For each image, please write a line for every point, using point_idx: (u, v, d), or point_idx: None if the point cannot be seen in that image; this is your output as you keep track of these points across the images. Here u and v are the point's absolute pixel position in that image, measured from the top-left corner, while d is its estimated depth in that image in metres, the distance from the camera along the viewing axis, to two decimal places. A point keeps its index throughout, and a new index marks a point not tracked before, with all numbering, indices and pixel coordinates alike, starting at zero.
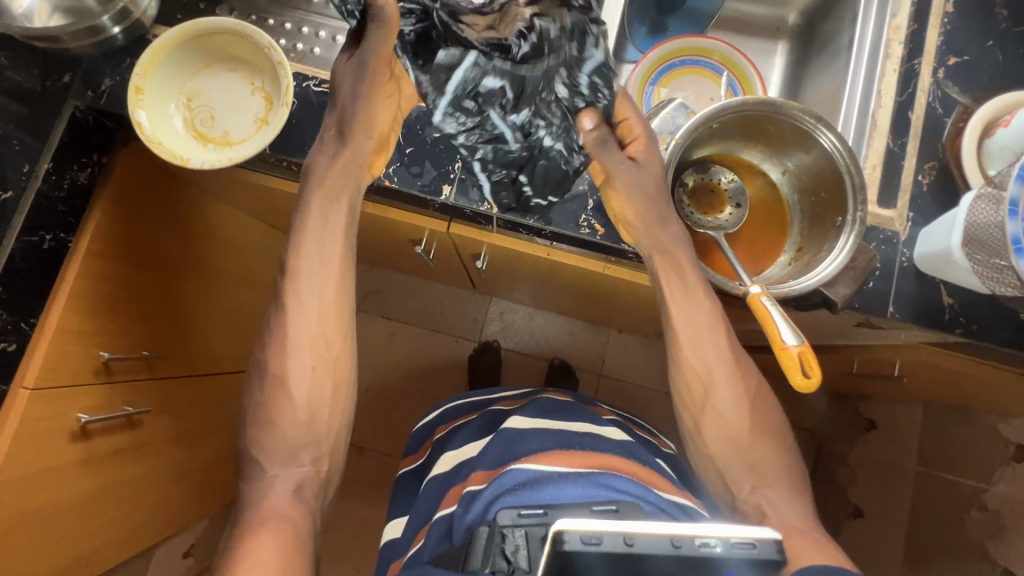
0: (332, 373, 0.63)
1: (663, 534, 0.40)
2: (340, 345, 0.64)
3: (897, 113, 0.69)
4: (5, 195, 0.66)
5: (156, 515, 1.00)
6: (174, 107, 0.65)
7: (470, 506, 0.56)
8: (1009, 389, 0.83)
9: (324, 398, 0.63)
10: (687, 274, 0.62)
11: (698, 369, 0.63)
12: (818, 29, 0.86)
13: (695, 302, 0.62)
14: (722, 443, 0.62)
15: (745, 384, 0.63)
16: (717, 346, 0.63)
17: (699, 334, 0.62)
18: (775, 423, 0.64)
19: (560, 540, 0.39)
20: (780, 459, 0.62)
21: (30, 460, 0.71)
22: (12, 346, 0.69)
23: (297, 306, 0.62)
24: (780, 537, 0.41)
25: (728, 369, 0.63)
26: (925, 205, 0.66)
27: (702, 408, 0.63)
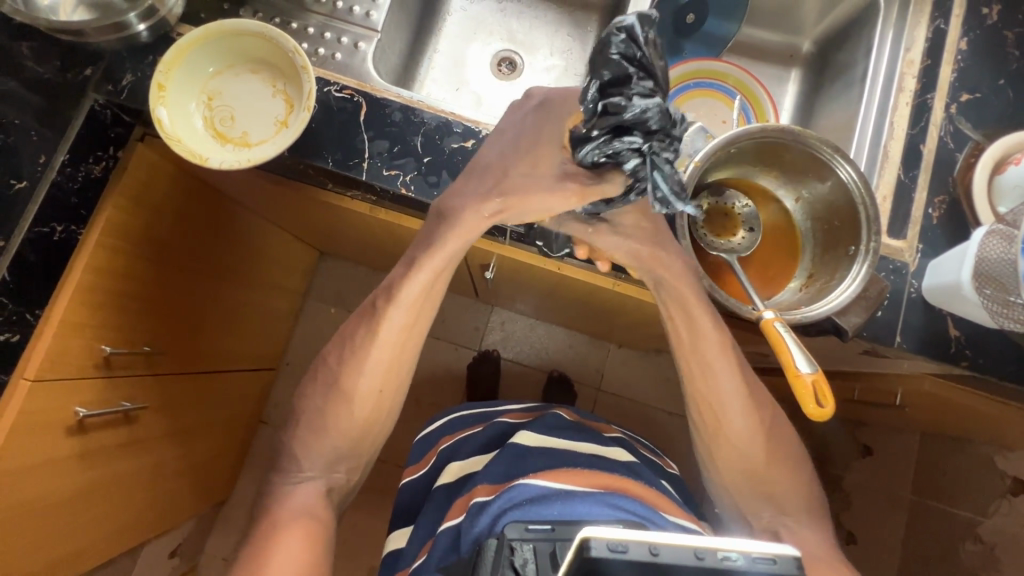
0: (366, 369, 0.64)
1: (687, 546, 0.40)
2: (405, 369, 0.67)
3: (908, 146, 0.70)
4: (19, 184, 0.67)
5: (146, 514, 0.98)
6: (195, 106, 0.65)
7: (477, 518, 0.56)
8: (1008, 421, 0.84)
9: (378, 414, 0.67)
10: (695, 312, 0.61)
11: (714, 402, 0.65)
12: (831, 59, 0.87)
13: (705, 337, 0.62)
14: (737, 468, 0.66)
15: (762, 415, 0.65)
16: (729, 382, 0.63)
17: (710, 369, 0.63)
18: (789, 449, 0.66)
19: (586, 547, 0.39)
20: (795, 488, 0.65)
21: (28, 452, 0.70)
22: (15, 336, 0.69)
23: (387, 331, 0.63)
24: (799, 554, 0.41)
25: (742, 401, 0.64)
26: (934, 237, 0.67)
27: (715, 438, 0.66)
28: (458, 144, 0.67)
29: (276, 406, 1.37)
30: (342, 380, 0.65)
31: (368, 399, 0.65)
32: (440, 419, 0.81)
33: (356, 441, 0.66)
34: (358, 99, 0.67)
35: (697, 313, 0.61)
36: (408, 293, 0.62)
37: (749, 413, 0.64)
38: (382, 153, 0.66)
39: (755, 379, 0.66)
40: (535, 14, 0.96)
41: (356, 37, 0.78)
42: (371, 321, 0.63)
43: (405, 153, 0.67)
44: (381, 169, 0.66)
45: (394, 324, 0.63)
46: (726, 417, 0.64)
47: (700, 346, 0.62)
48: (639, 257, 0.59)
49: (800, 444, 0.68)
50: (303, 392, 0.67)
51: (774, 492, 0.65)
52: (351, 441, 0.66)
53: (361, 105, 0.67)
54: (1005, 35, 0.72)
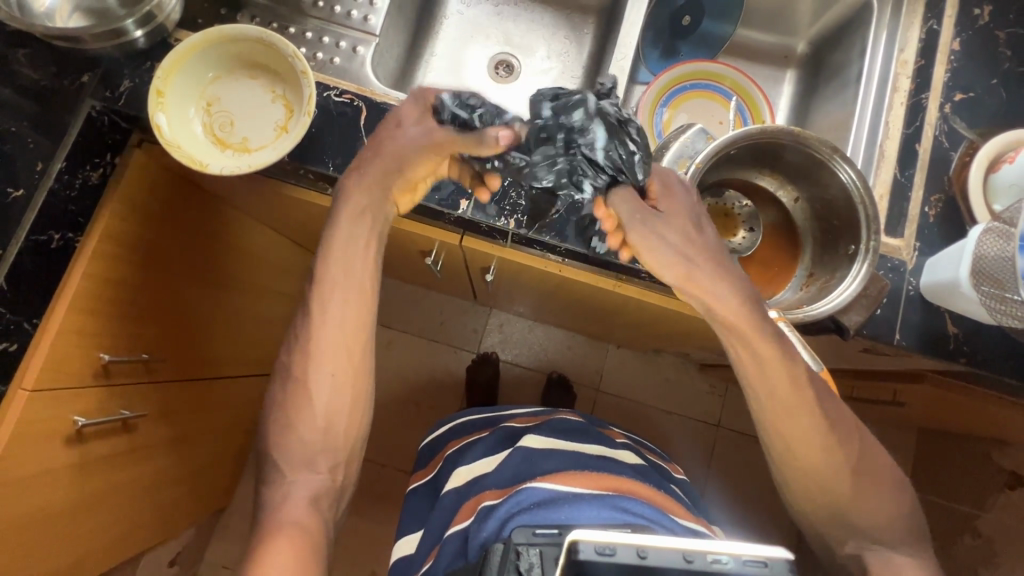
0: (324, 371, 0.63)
1: (677, 549, 0.42)
2: (359, 352, 0.64)
3: (904, 145, 0.70)
4: (17, 193, 0.66)
5: (146, 523, 0.98)
6: (195, 112, 0.65)
7: (484, 522, 0.56)
8: (1005, 416, 0.85)
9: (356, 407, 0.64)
10: (759, 346, 0.56)
11: (790, 440, 0.59)
12: (826, 59, 0.88)
13: (774, 373, 0.57)
14: (817, 500, 0.60)
15: (845, 446, 0.58)
16: (804, 418, 0.57)
17: (781, 403, 0.57)
18: (887, 482, 0.59)
19: (575, 549, 0.41)
20: (889, 517, 0.58)
21: (28, 462, 0.69)
22: (13, 346, 0.68)
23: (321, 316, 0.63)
24: (791, 556, 0.43)
25: (823, 436, 0.58)
26: (931, 235, 0.68)
27: (795, 478, 0.60)
28: None
29: None
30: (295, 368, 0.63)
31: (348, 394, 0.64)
32: (446, 425, 0.81)
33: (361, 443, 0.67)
34: (358, 103, 0.67)
35: (762, 345, 0.56)
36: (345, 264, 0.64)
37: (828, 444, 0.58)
38: None
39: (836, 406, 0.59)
40: (532, 17, 0.96)
41: (355, 41, 0.78)
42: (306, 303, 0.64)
43: None
44: None
45: (337, 303, 0.63)
46: (804, 453, 0.59)
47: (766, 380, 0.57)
48: (689, 269, 0.58)
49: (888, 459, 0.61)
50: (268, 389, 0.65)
51: (862, 522, 0.58)
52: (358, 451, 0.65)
53: (361, 110, 0.67)
54: (997, 35, 0.73)
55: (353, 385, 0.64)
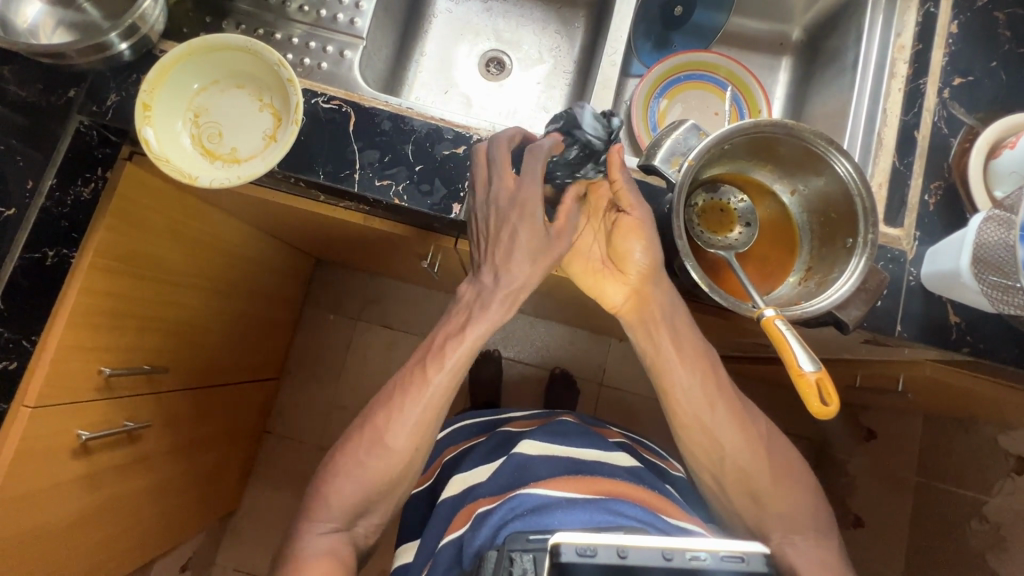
0: (401, 438, 0.62)
1: (656, 547, 0.44)
2: (401, 393, 0.63)
3: (903, 132, 0.69)
4: (8, 212, 0.66)
5: (153, 532, 0.99)
6: (182, 124, 0.64)
7: (478, 530, 0.56)
8: (1009, 402, 0.84)
9: (388, 435, 0.63)
10: (680, 328, 0.64)
11: (706, 429, 0.64)
12: (822, 45, 0.87)
13: (691, 359, 0.64)
14: (738, 485, 0.64)
15: (756, 431, 0.65)
16: (719, 406, 0.64)
17: (696, 393, 0.64)
18: (800, 471, 0.66)
19: (557, 552, 0.43)
20: (804, 504, 0.64)
21: (33, 478, 0.70)
22: (12, 364, 0.68)
23: (427, 384, 0.62)
24: (765, 550, 0.47)
25: (735, 421, 0.64)
26: (931, 224, 0.67)
27: (720, 468, 0.65)
28: (449, 150, 0.67)
29: (281, 416, 1.39)
30: (387, 404, 0.64)
31: (402, 422, 0.63)
32: (448, 429, 0.83)
33: None
34: (346, 109, 0.67)
35: (678, 325, 0.64)
36: (455, 362, 0.62)
37: (743, 430, 0.64)
38: (372, 163, 0.66)
39: (741, 396, 0.67)
40: (522, 12, 0.95)
41: (342, 45, 0.77)
42: (417, 372, 0.63)
43: (396, 162, 0.66)
44: (372, 179, 0.66)
45: (447, 371, 0.62)
46: (720, 443, 0.64)
47: (684, 367, 0.64)
48: (658, 267, 0.63)
49: (805, 461, 0.67)
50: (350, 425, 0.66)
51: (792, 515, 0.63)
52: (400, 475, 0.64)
53: (349, 115, 0.67)
54: (996, 17, 0.71)
55: (411, 420, 0.62)
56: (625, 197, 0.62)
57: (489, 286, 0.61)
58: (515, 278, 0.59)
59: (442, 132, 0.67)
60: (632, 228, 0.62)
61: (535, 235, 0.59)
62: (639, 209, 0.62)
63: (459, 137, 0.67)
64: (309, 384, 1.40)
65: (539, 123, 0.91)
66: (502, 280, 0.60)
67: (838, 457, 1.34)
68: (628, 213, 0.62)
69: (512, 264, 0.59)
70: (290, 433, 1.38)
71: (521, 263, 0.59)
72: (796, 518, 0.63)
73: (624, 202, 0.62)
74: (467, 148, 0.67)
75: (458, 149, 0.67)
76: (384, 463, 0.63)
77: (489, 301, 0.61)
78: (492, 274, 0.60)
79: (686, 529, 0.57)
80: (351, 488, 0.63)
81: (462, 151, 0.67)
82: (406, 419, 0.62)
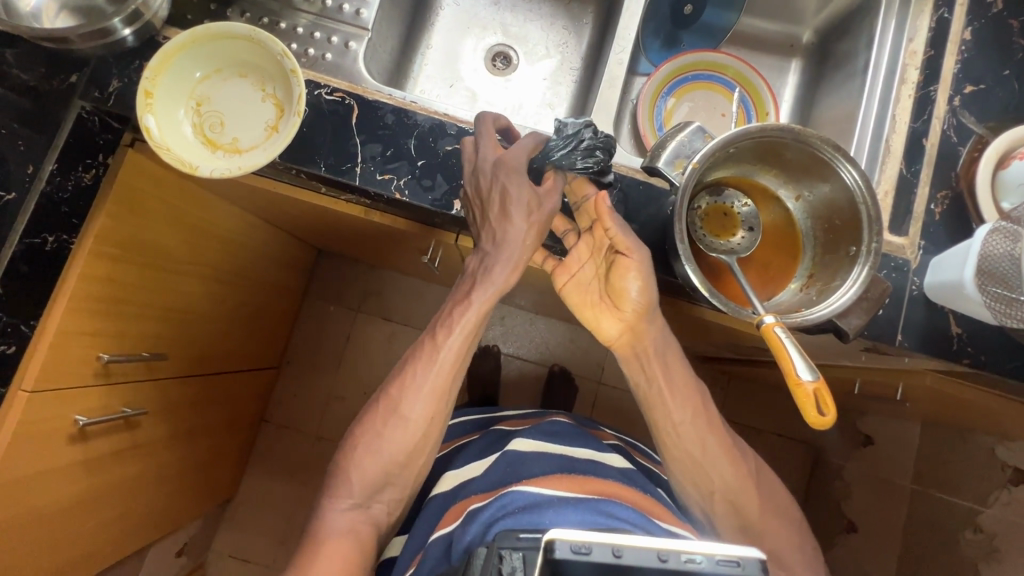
0: (416, 401, 0.63)
1: (651, 548, 0.44)
2: (415, 359, 0.64)
3: (911, 139, 0.68)
4: (9, 196, 0.66)
5: (149, 517, 0.99)
6: (183, 113, 0.64)
7: (467, 527, 0.56)
8: (1008, 414, 0.83)
9: (400, 404, 0.63)
10: (672, 365, 0.65)
11: (697, 462, 0.65)
12: (833, 48, 0.85)
13: (685, 393, 0.65)
14: (729, 517, 0.65)
15: (746, 466, 0.66)
16: (710, 439, 0.65)
17: (688, 425, 0.65)
18: (785, 504, 0.67)
19: (551, 548, 0.43)
20: (792, 544, 0.64)
21: (31, 461, 0.70)
22: (11, 348, 0.68)
23: (437, 349, 0.63)
24: (763, 557, 0.44)
25: (727, 457, 0.65)
26: (936, 233, 0.66)
27: (709, 498, 0.66)
28: (452, 146, 0.66)
29: (279, 405, 1.39)
30: (401, 375, 0.64)
31: (414, 389, 0.63)
32: None
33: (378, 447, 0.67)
34: (349, 102, 0.66)
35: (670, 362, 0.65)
36: (465, 325, 0.62)
37: (735, 464, 0.65)
38: (375, 157, 0.65)
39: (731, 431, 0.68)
40: (530, 7, 0.94)
41: (347, 36, 0.76)
42: (429, 343, 0.64)
43: (399, 156, 0.65)
44: (374, 173, 0.65)
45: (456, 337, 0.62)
46: (711, 475, 0.65)
47: (676, 399, 0.65)
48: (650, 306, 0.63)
49: (791, 497, 0.68)
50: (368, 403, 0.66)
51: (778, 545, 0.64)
52: (422, 444, 0.65)
53: (352, 108, 0.66)
54: (1011, 24, 0.70)
55: (422, 386, 0.63)
56: (620, 240, 0.60)
57: (494, 251, 0.61)
58: (517, 243, 0.60)
59: (445, 127, 0.66)
60: (631, 269, 0.60)
61: (527, 193, 0.59)
62: (637, 252, 0.60)
63: (462, 133, 0.67)
64: (307, 374, 1.41)
65: (543, 120, 0.90)
66: (507, 244, 0.60)
67: None
68: (625, 254, 0.60)
69: (512, 229, 0.59)
70: (287, 422, 1.39)
71: (521, 222, 0.59)
72: (782, 550, 0.64)
73: (620, 245, 0.60)
74: None
75: (460, 145, 0.66)
76: (400, 431, 0.63)
77: (497, 264, 0.61)
78: (497, 242, 0.60)
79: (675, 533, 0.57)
80: (366, 464, 0.63)
81: (464, 146, 0.66)
82: (419, 388, 0.63)
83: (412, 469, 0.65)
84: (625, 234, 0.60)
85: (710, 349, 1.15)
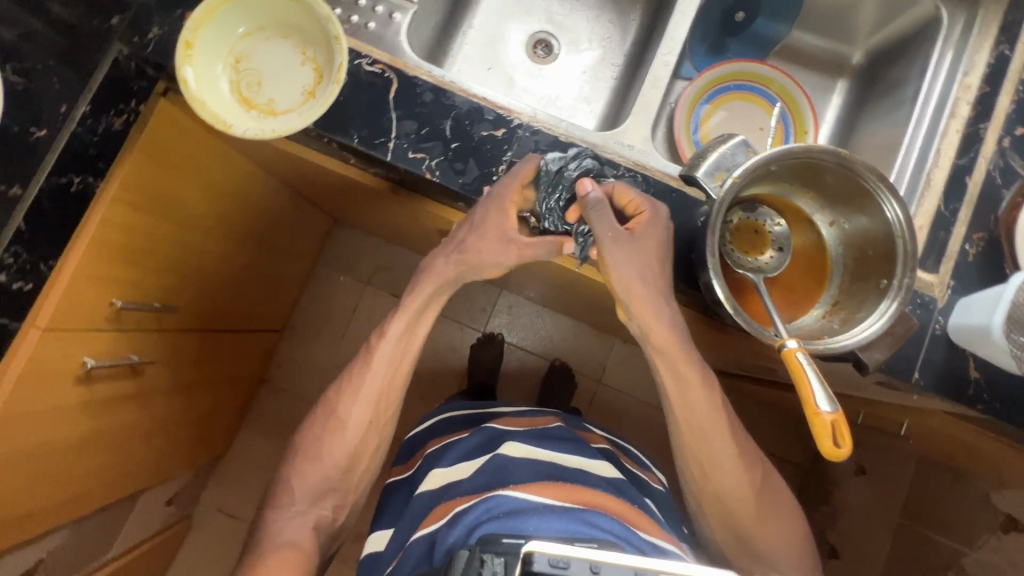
0: (357, 403, 0.69)
1: (629, 566, 0.42)
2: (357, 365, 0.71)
3: (953, 176, 0.67)
4: (40, 134, 0.65)
5: (144, 464, 1.01)
6: (222, 68, 0.63)
7: (452, 528, 0.58)
8: (1011, 462, 0.83)
9: (344, 409, 0.69)
10: (683, 368, 0.63)
11: (703, 460, 0.66)
12: (883, 72, 0.83)
13: (696, 394, 0.64)
14: (725, 517, 0.67)
15: (753, 470, 0.67)
16: (720, 439, 0.65)
17: (702, 423, 0.65)
18: (786, 508, 0.68)
19: (528, 560, 0.43)
20: (786, 550, 0.66)
21: (35, 398, 0.71)
22: (28, 286, 0.67)
23: (377, 355, 0.69)
24: None
25: (734, 461, 0.65)
26: (967, 274, 0.65)
27: (705, 495, 0.67)
28: (488, 131, 0.65)
29: (280, 368, 1.40)
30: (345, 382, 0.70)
31: (355, 392, 0.69)
32: (428, 423, 0.86)
33: (360, 457, 0.70)
34: (389, 75, 0.65)
35: (685, 368, 0.63)
36: (401, 331, 0.69)
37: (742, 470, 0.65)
38: (409, 134, 0.64)
39: (743, 431, 0.68)
40: None
41: (392, 7, 0.75)
42: (368, 352, 0.70)
43: (433, 136, 0.65)
44: (407, 150, 0.64)
45: (393, 345, 0.69)
46: (715, 475, 0.66)
47: (691, 397, 0.64)
48: (633, 293, 0.60)
49: (795, 499, 0.69)
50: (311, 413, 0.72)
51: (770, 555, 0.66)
52: (361, 447, 0.69)
53: (391, 82, 0.65)
54: None
55: (364, 391, 0.69)
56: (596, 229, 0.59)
57: (437, 262, 0.68)
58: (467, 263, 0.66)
59: (484, 110, 0.65)
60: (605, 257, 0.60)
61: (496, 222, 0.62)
62: (607, 241, 0.59)
63: (500, 118, 0.65)
64: (309, 341, 1.41)
65: (578, 114, 0.89)
66: (450, 258, 0.67)
67: (823, 486, 1.34)
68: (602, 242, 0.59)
69: (460, 246, 0.66)
70: (285, 386, 1.40)
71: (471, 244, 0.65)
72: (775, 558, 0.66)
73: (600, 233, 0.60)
74: (506, 130, 0.65)
75: (497, 130, 0.65)
76: (340, 435, 0.68)
77: (437, 273, 0.68)
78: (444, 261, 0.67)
79: (660, 549, 0.57)
80: (309, 474, 0.68)
81: (500, 133, 0.65)
82: (357, 391, 0.69)
83: (352, 476, 0.69)
84: (604, 220, 0.59)
85: (714, 362, 1.14)
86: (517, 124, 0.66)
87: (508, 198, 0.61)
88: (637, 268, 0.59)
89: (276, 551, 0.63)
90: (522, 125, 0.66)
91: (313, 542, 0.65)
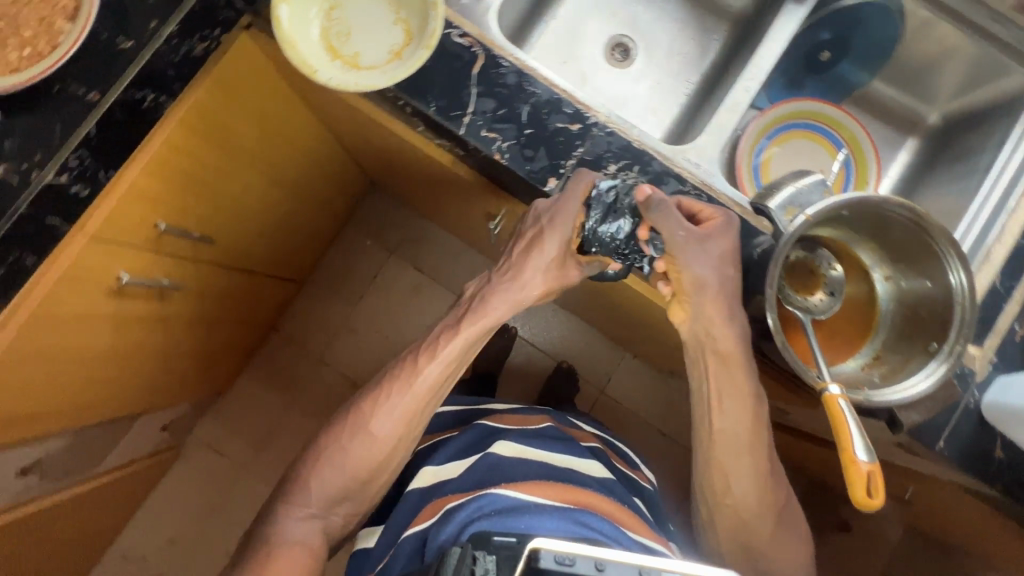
0: (388, 419, 0.67)
1: (633, 565, 0.43)
2: (394, 380, 0.69)
3: (1013, 254, 0.67)
4: (127, 44, 0.68)
5: (150, 385, 1.02)
6: (315, 12, 0.63)
7: (444, 526, 0.59)
8: (1006, 546, 0.83)
9: (374, 425, 0.68)
10: (735, 370, 0.63)
11: (723, 474, 0.66)
12: (957, 138, 0.83)
13: (744, 405, 0.64)
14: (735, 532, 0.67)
15: (773, 492, 0.66)
16: (748, 455, 0.65)
17: (734, 435, 0.65)
18: (798, 532, 0.68)
19: (535, 557, 0.43)
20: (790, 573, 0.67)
21: (68, 302, 0.71)
22: (84, 192, 0.68)
23: (419, 378, 0.68)
24: None
25: (756, 479, 0.65)
26: (1011, 353, 0.65)
27: (716, 507, 0.67)
28: (564, 125, 0.65)
29: (292, 319, 1.41)
30: (379, 394, 0.69)
31: (388, 407, 0.68)
32: None
33: (381, 472, 0.69)
34: (477, 50, 0.65)
35: (736, 377, 0.63)
36: (447, 357, 0.67)
37: (759, 489, 0.65)
38: (486, 112, 0.64)
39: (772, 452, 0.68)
40: (664, 7, 0.92)
41: None
42: (410, 369, 0.68)
43: (509, 118, 0.65)
44: (480, 128, 0.64)
45: (436, 369, 0.68)
46: (731, 490, 0.66)
47: (735, 407, 0.64)
48: (705, 290, 0.61)
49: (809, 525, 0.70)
50: (338, 417, 0.71)
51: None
52: (385, 463, 0.69)
53: (478, 57, 0.65)
54: None
55: (399, 409, 0.68)
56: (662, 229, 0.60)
57: (496, 287, 0.67)
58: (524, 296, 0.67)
59: (562, 103, 0.65)
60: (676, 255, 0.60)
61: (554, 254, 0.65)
62: (677, 240, 0.60)
63: (576, 113, 0.65)
64: (326, 297, 1.42)
65: (644, 123, 0.89)
66: (510, 288, 0.66)
67: None
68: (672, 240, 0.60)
69: (523, 277, 0.66)
70: (294, 338, 1.40)
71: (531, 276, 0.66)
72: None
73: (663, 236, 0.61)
74: (581, 125, 0.65)
75: (572, 124, 0.65)
76: (366, 449, 0.67)
77: (493, 300, 0.67)
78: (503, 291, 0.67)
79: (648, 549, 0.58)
80: (328, 481, 0.67)
81: (574, 128, 0.65)
82: (391, 407, 0.68)
83: (370, 487, 0.69)
84: (671, 223, 0.59)
85: None
86: (593, 122, 0.65)
87: (571, 211, 0.62)
88: (709, 267, 0.60)
89: (285, 552, 0.64)
90: (597, 124, 0.65)
91: (323, 544, 0.67)
